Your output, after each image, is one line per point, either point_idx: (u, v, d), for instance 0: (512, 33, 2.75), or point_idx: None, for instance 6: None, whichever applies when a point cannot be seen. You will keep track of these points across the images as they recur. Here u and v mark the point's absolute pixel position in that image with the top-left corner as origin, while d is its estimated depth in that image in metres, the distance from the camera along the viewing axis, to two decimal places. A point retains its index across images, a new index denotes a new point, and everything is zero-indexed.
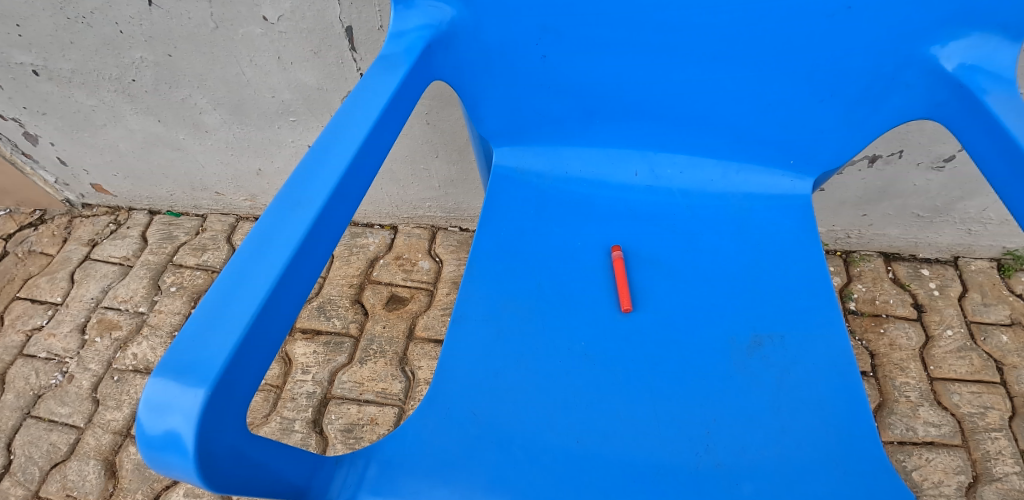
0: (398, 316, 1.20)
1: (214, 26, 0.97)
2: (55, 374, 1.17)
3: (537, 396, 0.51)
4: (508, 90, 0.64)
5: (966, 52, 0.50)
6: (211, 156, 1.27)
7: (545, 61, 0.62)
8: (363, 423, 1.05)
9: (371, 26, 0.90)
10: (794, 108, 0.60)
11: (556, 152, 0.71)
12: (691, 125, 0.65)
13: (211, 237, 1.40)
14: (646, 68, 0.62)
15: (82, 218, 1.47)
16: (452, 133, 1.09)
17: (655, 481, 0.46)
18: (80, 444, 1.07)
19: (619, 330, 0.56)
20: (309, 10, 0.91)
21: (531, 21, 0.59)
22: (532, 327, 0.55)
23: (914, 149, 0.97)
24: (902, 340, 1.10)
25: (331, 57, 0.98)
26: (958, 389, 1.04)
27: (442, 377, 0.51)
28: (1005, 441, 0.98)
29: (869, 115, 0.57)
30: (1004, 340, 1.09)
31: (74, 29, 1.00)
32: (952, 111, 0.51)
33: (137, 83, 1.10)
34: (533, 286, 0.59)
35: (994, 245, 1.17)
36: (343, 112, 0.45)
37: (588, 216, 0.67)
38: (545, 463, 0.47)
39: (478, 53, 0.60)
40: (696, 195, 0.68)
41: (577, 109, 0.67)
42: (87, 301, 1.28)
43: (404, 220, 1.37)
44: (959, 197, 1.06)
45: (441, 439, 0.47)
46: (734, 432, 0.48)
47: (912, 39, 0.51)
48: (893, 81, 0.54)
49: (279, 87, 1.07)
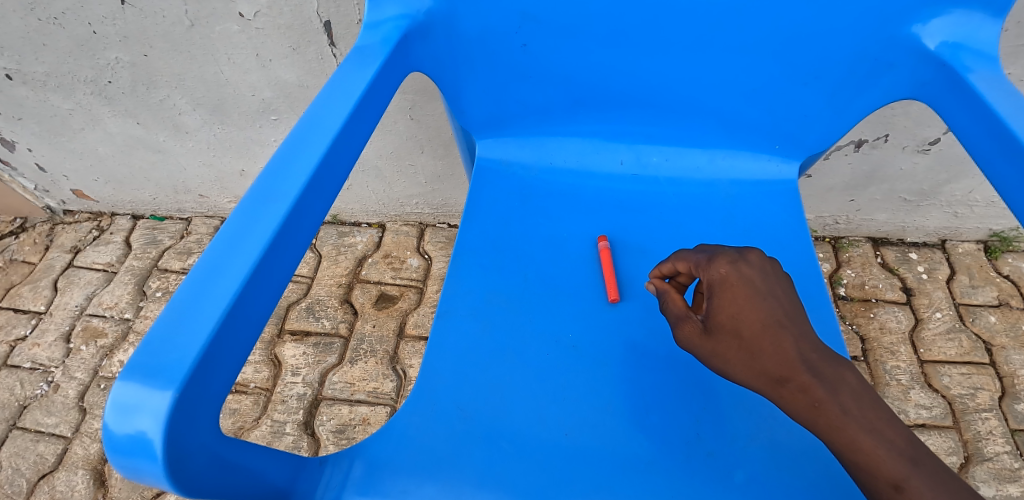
0: (388, 314, 1.19)
1: (190, 24, 0.95)
2: (40, 384, 1.15)
3: (526, 389, 0.50)
4: (489, 79, 0.63)
5: (948, 30, 0.49)
6: (193, 157, 1.25)
7: (526, 50, 0.61)
8: (356, 424, 1.05)
9: (350, 20, 0.89)
10: (777, 91, 0.60)
11: (541, 144, 0.70)
12: (676, 111, 0.65)
13: (196, 240, 1.38)
14: (628, 54, 0.61)
15: (64, 224, 1.44)
16: (436, 128, 1.08)
17: (645, 472, 0.46)
18: (67, 454, 1.05)
19: (607, 320, 0.55)
20: (286, 6, 0.89)
21: (510, 9, 0.58)
22: (518, 321, 0.55)
23: (900, 132, 0.96)
24: (892, 324, 1.11)
25: (311, 53, 0.97)
26: (948, 370, 1.05)
27: (427, 374, 0.50)
28: (994, 421, 0.99)
29: (854, 97, 0.57)
30: (992, 321, 1.10)
31: (46, 31, 0.97)
32: (936, 91, 0.51)
33: (114, 84, 1.08)
34: (519, 279, 0.58)
35: (981, 228, 1.18)
36: (317, 104, 0.44)
37: (574, 207, 0.66)
38: (535, 457, 0.46)
39: (457, 43, 0.59)
40: (683, 183, 0.67)
41: (560, 99, 0.66)
42: (71, 309, 1.26)
43: (392, 218, 1.36)
44: (945, 180, 1.06)
45: (428, 435, 0.47)
46: (725, 420, 0.48)
47: (895, 20, 0.51)
48: (877, 62, 0.54)
49: (259, 86, 1.05)
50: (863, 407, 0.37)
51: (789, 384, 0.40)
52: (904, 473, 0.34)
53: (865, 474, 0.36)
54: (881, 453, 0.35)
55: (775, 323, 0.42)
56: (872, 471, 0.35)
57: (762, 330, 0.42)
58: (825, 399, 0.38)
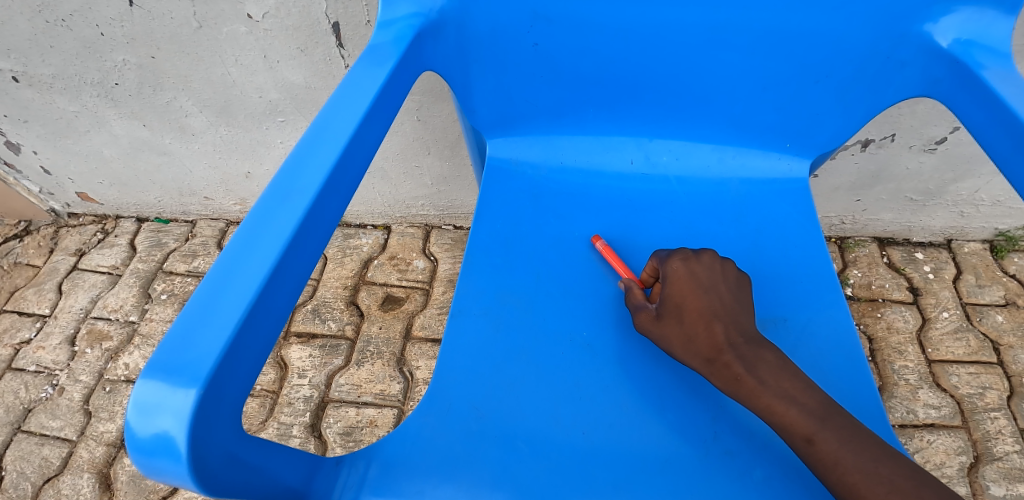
0: (394, 316, 1.19)
1: (198, 25, 0.95)
2: (45, 387, 1.14)
3: (541, 388, 0.50)
4: (499, 79, 0.63)
5: (961, 28, 0.49)
6: (199, 160, 1.25)
7: (536, 49, 0.61)
8: (363, 426, 1.04)
9: (358, 21, 0.89)
10: (788, 89, 0.60)
11: (551, 143, 0.70)
12: (686, 109, 0.65)
13: (201, 242, 1.38)
14: (639, 53, 0.61)
15: (68, 227, 1.44)
16: (443, 129, 1.08)
17: (662, 471, 0.46)
18: (73, 457, 1.05)
19: (619, 318, 0.55)
20: (295, 7, 0.89)
21: (521, 8, 0.57)
22: (531, 319, 0.55)
23: (906, 131, 0.96)
24: (899, 323, 1.11)
25: (319, 55, 0.97)
26: (956, 370, 1.04)
27: (441, 374, 0.50)
28: (1003, 420, 0.98)
29: (864, 95, 0.57)
30: (999, 320, 1.10)
31: (54, 33, 0.98)
32: (949, 89, 0.51)
33: (121, 87, 1.08)
34: (531, 278, 0.58)
35: (986, 227, 1.18)
36: (332, 103, 0.44)
37: (584, 206, 0.66)
38: (550, 457, 0.46)
39: (467, 42, 0.59)
40: (693, 182, 0.67)
41: (569, 98, 0.66)
42: (76, 312, 1.26)
43: (397, 220, 1.36)
44: (951, 179, 1.06)
45: (443, 435, 0.46)
46: (739, 418, 0.48)
47: (907, 17, 0.51)
48: (888, 60, 0.54)
49: (266, 87, 1.05)
50: (780, 379, 0.44)
51: (717, 363, 0.46)
52: (813, 427, 0.41)
53: (785, 431, 0.42)
54: (793, 414, 0.42)
55: (712, 312, 0.49)
56: (788, 429, 0.42)
57: (700, 319, 0.49)
58: (745, 374, 0.45)
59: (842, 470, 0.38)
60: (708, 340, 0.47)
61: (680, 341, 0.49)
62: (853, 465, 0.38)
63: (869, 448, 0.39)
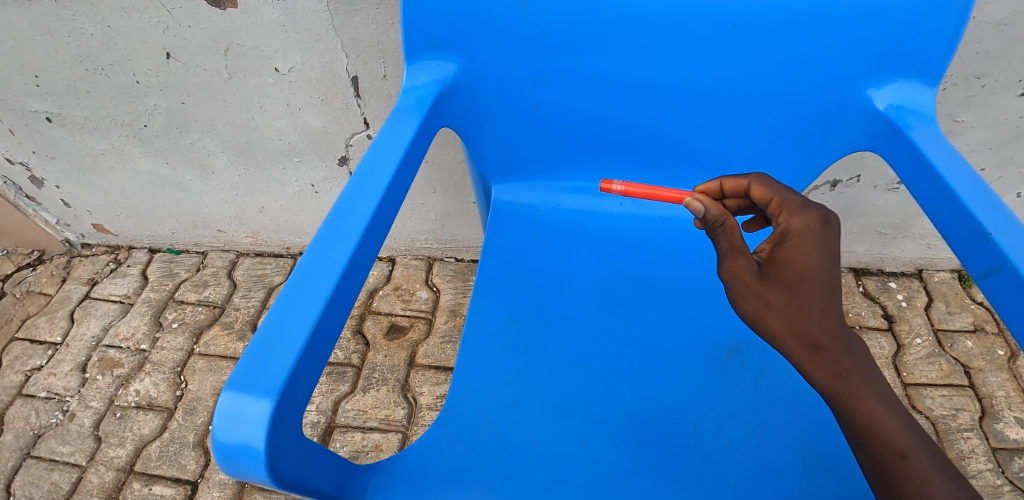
0: (399, 345, 1.24)
1: (228, 77, 1.03)
2: (56, 413, 1.17)
3: (544, 406, 0.55)
4: (503, 131, 0.71)
5: (893, 95, 0.58)
6: (216, 196, 1.32)
7: (537, 107, 0.69)
8: (368, 450, 1.08)
9: (374, 75, 0.98)
10: (756, 141, 0.67)
11: (548, 187, 0.78)
12: (669, 158, 0.72)
13: (212, 273, 1.43)
14: (627, 109, 0.68)
15: (81, 257, 1.49)
16: (448, 169, 1.15)
17: (654, 478, 0.51)
18: (82, 482, 1.07)
19: (614, 343, 0.61)
20: (319, 61, 0.98)
21: (523, 72, 0.65)
22: (535, 345, 0.60)
23: (870, 172, 1.05)
24: (876, 350, 1.16)
25: (337, 103, 1.05)
26: (930, 392, 1.10)
27: (455, 394, 0.55)
28: (976, 440, 1.04)
29: (819, 147, 0.65)
30: (969, 346, 1.17)
31: (92, 79, 1.05)
32: (886, 142, 0.59)
33: (149, 128, 1.15)
34: (533, 308, 0.64)
35: (954, 258, 1.26)
36: (371, 155, 0.51)
37: (579, 242, 0.73)
38: (554, 468, 0.51)
39: (475, 101, 0.67)
40: (676, 222, 0.75)
41: (566, 148, 0.73)
42: (87, 340, 1.29)
43: (401, 252, 1.42)
44: (916, 214, 1.15)
45: (456, 448, 0.51)
46: (720, 429, 0.54)
47: (851, 83, 0.59)
48: (837, 118, 0.62)
49: (286, 131, 1.12)
50: (878, 380, 0.41)
51: (825, 351, 0.41)
52: (910, 442, 0.39)
53: (876, 441, 0.40)
54: (894, 424, 0.40)
55: (835, 290, 0.42)
56: (883, 440, 0.39)
57: (820, 295, 0.42)
58: (851, 370, 0.41)
59: (928, 489, 0.37)
60: (823, 322, 0.41)
61: (785, 314, 0.42)
62: (942, 488, 0.37)
63: (949, 471, 0.38)
